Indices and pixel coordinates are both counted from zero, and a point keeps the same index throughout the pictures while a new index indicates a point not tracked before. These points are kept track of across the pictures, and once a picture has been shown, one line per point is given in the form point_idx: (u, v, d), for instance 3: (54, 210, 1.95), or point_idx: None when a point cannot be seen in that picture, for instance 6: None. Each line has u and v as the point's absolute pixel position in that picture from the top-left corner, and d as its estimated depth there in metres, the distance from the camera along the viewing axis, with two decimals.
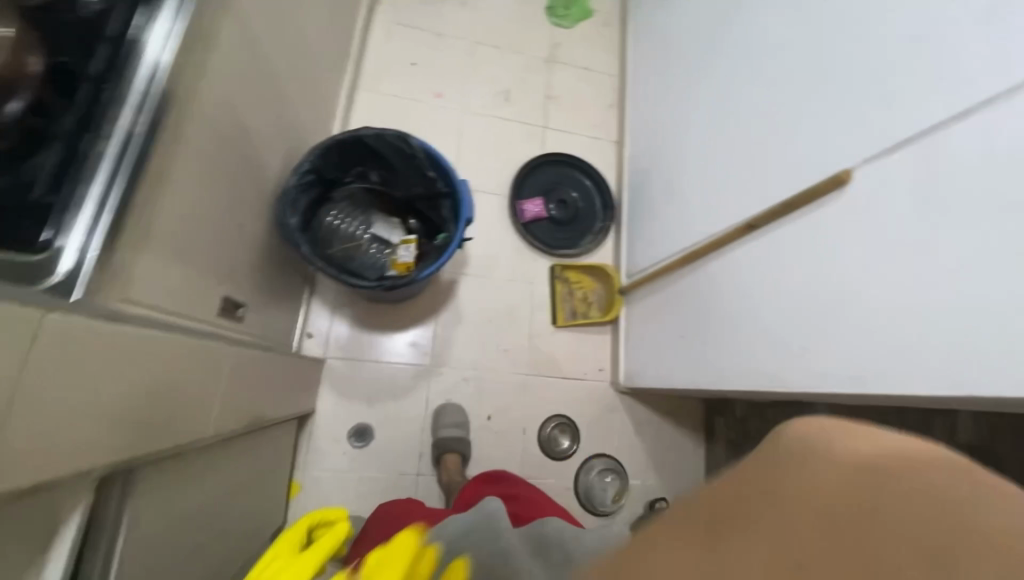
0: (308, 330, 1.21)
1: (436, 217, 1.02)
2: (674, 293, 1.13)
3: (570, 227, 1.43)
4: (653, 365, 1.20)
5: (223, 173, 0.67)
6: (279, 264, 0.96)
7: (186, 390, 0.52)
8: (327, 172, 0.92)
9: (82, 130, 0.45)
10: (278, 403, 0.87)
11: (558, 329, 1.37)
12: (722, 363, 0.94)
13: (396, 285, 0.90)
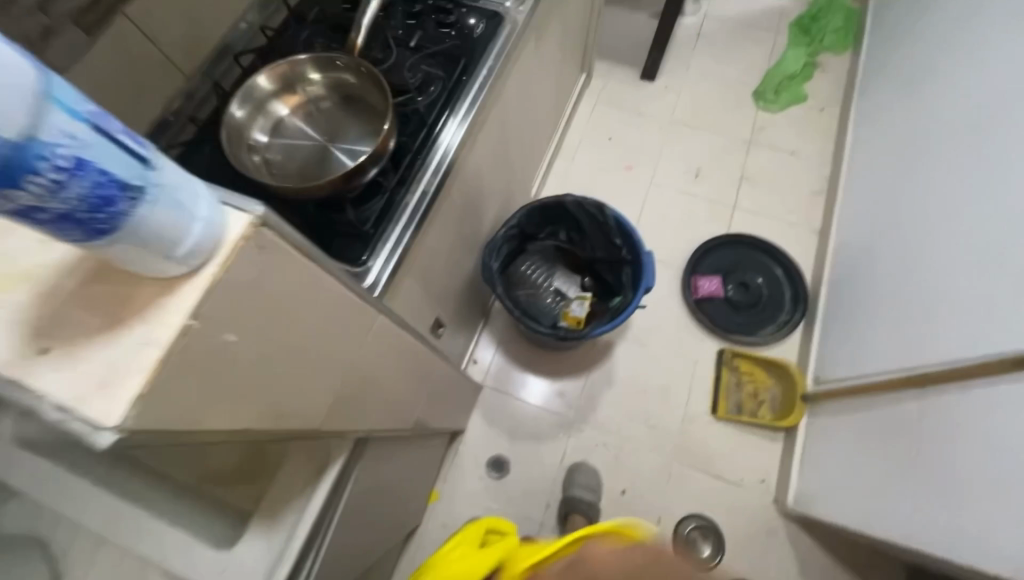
0: (474, 357, 1.35)
1: (614, 281, 1.07)
2: (880, 415, 0.92)
3: (748, 312, 1.32)
4: (837, 494, 0.98)
5: (460, 222, 0.84)
6: (472, 297, 1.11)
7: (409, 388, 0.65)
8: (528, 228, 1.06)
9: (401, 190, 0.63)
10: (446, 417, 0.99)
11: (717, 419, 1.25)
12: (944, 524, 0.72)
13: (568, 337, 0.96)
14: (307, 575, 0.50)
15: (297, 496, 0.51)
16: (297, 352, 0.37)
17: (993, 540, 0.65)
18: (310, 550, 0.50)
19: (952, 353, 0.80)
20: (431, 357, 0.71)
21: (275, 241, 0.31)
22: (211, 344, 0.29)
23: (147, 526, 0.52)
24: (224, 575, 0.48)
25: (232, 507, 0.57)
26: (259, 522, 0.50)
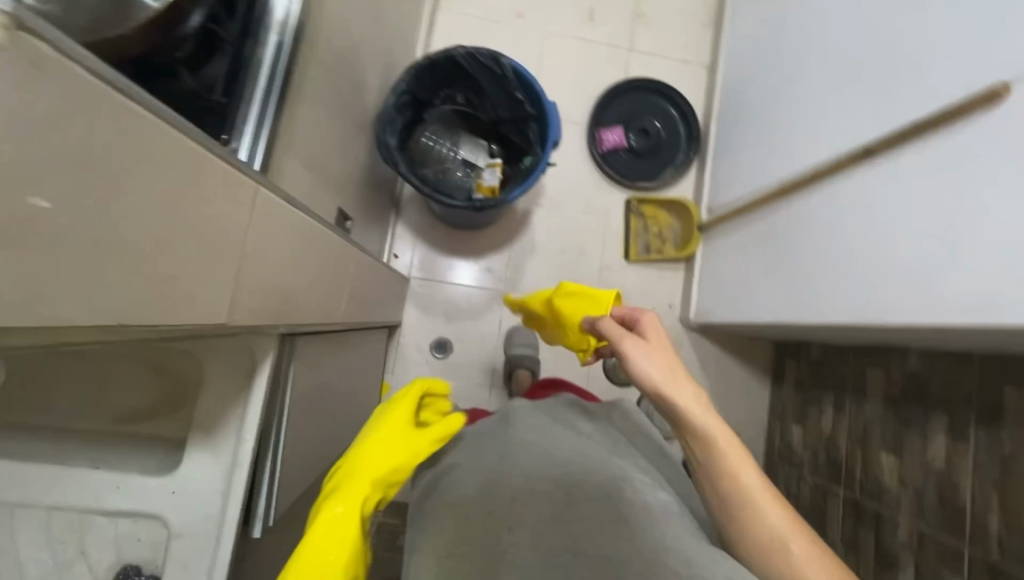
0: (394, 251, 1.30)
1: (522, 142, 1.02)
2: (761, 228, 1.07)
3: (651, 159, 1.37)
4: (728, 300, 1.17)
5: (337, 88, 0.71)
6: (376, 185, 1.02)
7: (330, 280, 0.60)
8: (421, 93, 0.94)
9: (246, 41, 0.49)
10: (379, 311, 0.97)
11: (631, 263, 1.38)
12: (801, 302, 0.90)
13: (485, 207, 0.93)
14: (270, 467, 0.53)
15: (231, 407, 0.47)
16: (168, 230, 0.30)
17: (833, 302, 0.82)
18: (267, 451, 0.53)
19: (816, 159, 0.91)
20: (344, 245, 0.65)
21: (49, 55, 0.21)
22: (16, 214, 0.21)
23: (72, 477, 0.47)
24: (177, 497, 0.46)
25: (159, 438, 0.52)
26: (199, 442, 0.47)
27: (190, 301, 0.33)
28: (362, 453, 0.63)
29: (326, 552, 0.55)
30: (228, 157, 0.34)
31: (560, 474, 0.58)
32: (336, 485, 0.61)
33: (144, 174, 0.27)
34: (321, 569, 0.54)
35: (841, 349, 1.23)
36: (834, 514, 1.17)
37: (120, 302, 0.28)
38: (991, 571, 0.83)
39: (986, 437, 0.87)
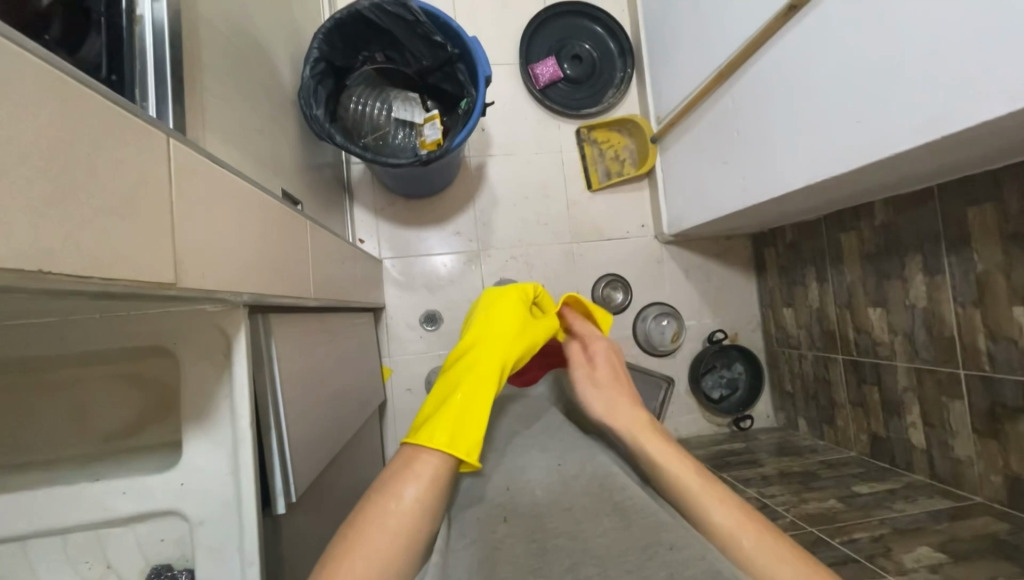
0: (359, 236, 1.27)
1: (454, 88, 1.00)
2: (710, 120, 1.06)
3: (589, 84, 1.36)
4: (697, 203, 1.18)
5: (243, 62, 0.68)
6: (318, 167, 0.99)
7: (288, 253, 0.58)
8: (336, 59, 0.91)
9: (119, 10, 0.45)
10: (356, 292, 0.96)
11: (595, 192, 1.37)
12: (765, 179, 0.91)
13: (431, 159, 0.91)
14: (278, 442, 0.53)
15: (215, 389, 0.46)
16: (80, 177, 0.27)
17: (796, 167, 0.82)
18: (270, 429, 0.53)
19: (743, 32, 0.89)
20: (295, 217, 0.63)
21: None
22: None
23: (73, 495, 0.46)
24: (187, 488, 0.46)
25: (153, 445, 0.51)
26: (193, 429, 0.46)
27: (149, 257, 0.31)
28: (482, 340, 0.69)
29: (461, 415, 0.57)
30: (127, 105, 0.31)
31: (560, 472, 0.54)
32: (458, 372, 0.65)
33: (34, 114, 0.24)
34: (455, 432, 0.55)
35: (813, 225, 1.24)
36: (838, 379, 1.22)
37: (77, 255, 0.26)
38: (986, 385, 0.87)
39: (958, 262, 0.90)
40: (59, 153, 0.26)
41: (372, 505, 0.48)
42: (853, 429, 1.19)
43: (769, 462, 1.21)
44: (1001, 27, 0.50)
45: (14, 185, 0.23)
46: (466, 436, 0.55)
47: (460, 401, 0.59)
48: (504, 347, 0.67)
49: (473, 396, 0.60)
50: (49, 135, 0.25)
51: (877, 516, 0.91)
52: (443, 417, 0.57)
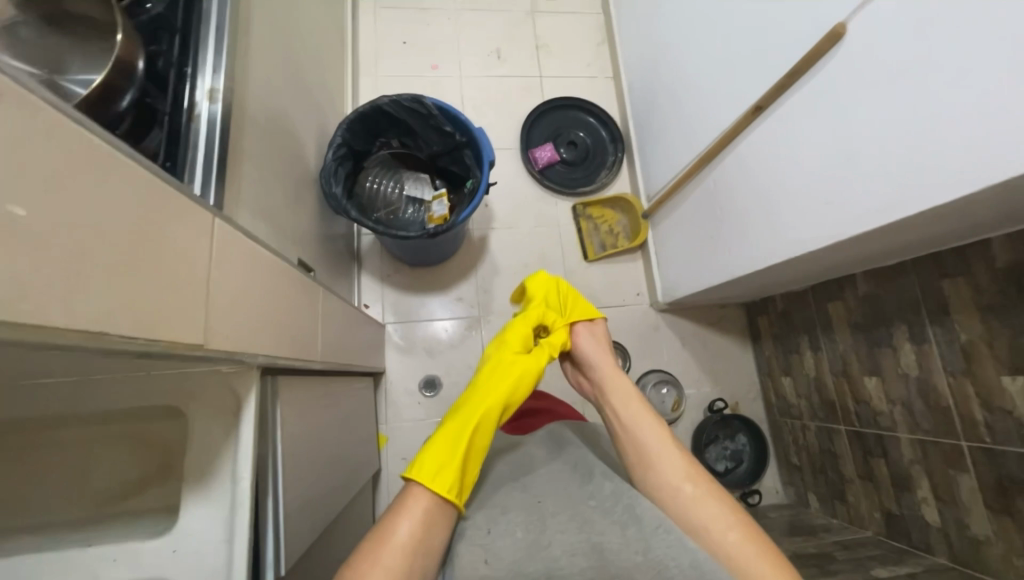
0: (364, 302, 1.32)
1: (460, 169, 1.10)
2: (695, 198, 1.15)
3: (583, 166, 1.49)
4: (688, 274, 1.24)
5: (275, 149, 0.77)
6: (331, 237, 1.06)
7: (301, 316, 0.62)
8: (356, 144, 1.02)
9: (182, 110, 0.53)
10: (359, 356, 0.98)
11: (591, 262, 1.45)
12: (749, 252, 0.97)
13: (437, 232, 0.98)
14: (272, 508, 0.53)
15: (219, 452, 0.47)
16: (139, 250, 0.32)
17: (777, 242, 0.88)
18: (267, 493, 0.53)
19: (718, 127, 1.00)
20: (309, 285, 0.67)
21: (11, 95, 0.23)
22: None
23: (62, 562, 0.45)
24: (178, 554, 0.45)
25: (148, 509, 0.50)
26: (193, 491, 0.46)
27: (189, 320, 0.35)
28: (482, 380, 0.73)
29: (454, 449, 0.61)
30: (183, 187, 0.37)
31: (540, 507, 0.59)
32: (456, 410, 0.69)
33: (109, 198, 0.29)
34: (441, 470, 0.58)
35: (801, 296, 1.29)
36: (842, 450, 1.20)
37: (132, 316, 0.30)
38: (989, 457, 0.86)
39: (942, 332, 0.93)
40: (127, 231, 0.31)
41: (372, 541, 0.52)
42: (866, 506, 1.14)
43: (781, 542, 1.13)
44: (940, 126, 0.58)
45: (92, 258, 0.28)
46: (446, 473, 0.58)
47: (453, 438, 0.63)
48: (507, 383, 0.71)
49: (465, 430, 0.64)
50: (120, 216, 0.30)
51: None
52: (433, 456, 0.60)
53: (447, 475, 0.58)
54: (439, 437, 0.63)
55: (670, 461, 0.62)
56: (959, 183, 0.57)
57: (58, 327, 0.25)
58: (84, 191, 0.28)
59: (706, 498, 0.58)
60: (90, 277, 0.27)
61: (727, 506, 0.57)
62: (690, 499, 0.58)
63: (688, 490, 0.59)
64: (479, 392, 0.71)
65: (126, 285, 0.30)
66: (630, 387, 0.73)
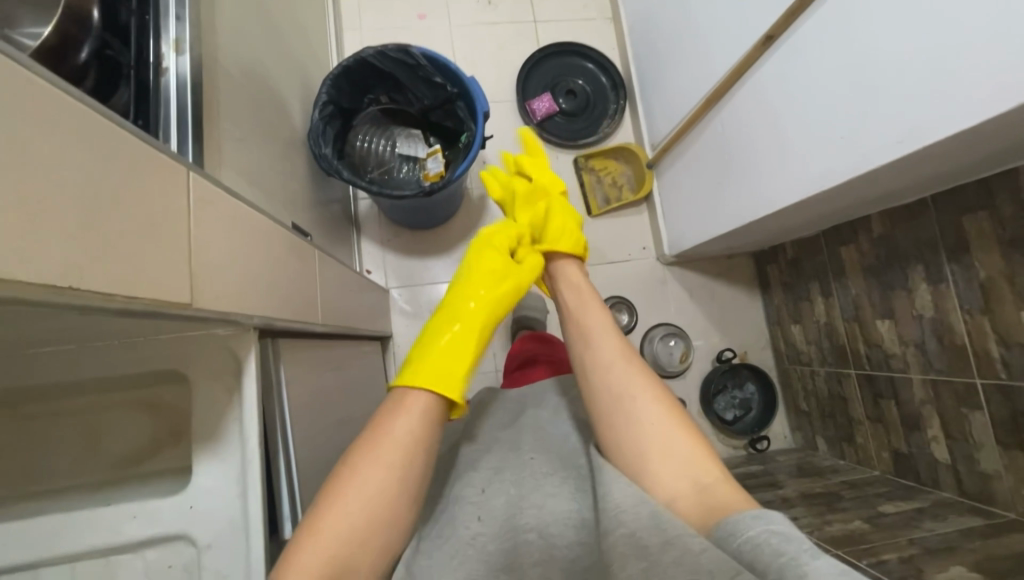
0: (365, 268, 1.31)
1: (454, 124, 1.06)
2: (701, 142, 1.10)
3: (584, 116, 1.42)
4: (695, 223, 1.21)
5: (254, 110, 0.73)
6: (325, 202, 1.04)
7: (297, 278, 0.61)
8: (343, 101, 0.98)
9: (148, 66, 0.50)
10: (361, 321, 0.98)
11: (595, 217, 1.44)
12: (759, 196, 0.93)
13: (433, 190, 0.96)
14: (286, 460, 0.55)
15: (225, 411, 0.47)
16: (105, 210, 0.31)
17: (788, 183, 0.84)
18: (278, 448, 0.54)
19: (725, 63, 0.94)
20: (305, 247, 0.66)
21: None
22: None
23: (92, 518, 0.47)
24: (196, 510, 0.47)
25: (165, 468, 0.51)
26: (204, 449, 0.47)
27: (169, 280, 0.35)
28: (462, 290, 0.73)
29: (456, 359, 0.64)
30: (153, 141, 0.36)
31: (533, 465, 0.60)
32: (440, 323, 0.70)
33: (65, 155, 0.28)
34: (442, 374, 0.61)
35: (813, 241, 1.26)
36: (852, 394, 1.20)
37: (103, 275, 0.30)
38: (1003, 394, 0.85)
39: (960, 270, 0.90)
40: (90, 190, 0.30)
41: (370, 438, 0.54)
42: (875, 447, 1.15)
43: (788, 484, 1.14)
44: (965, 43, 0.54)
45: (54, 215, 0.27)
46: (448, 377, 0.61)
47: (447, 346, 0.65)
48: (501, 283, 0.74)
49: (462, 337, 0.67)
50: (81, 173, 0.29)
51: (906, 537, 0.82)
52: (433, 362, 0.62)
53: (450, 383, 0.61)
54: (424, 347, 0.65)
55: (637, 381, 0.61)
56: (984, 106, 0.53)
57: (22, 283, 0.25)
58: (36, 146, 0.26)
59: (666, 413, 0.58)
60: (53, 235, 0.27)
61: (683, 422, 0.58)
62: (648, 414, 0.57)
63: (653, 410, 0.58)
64: (473, 302, 0.71)
65: (95, 243, 0.29)
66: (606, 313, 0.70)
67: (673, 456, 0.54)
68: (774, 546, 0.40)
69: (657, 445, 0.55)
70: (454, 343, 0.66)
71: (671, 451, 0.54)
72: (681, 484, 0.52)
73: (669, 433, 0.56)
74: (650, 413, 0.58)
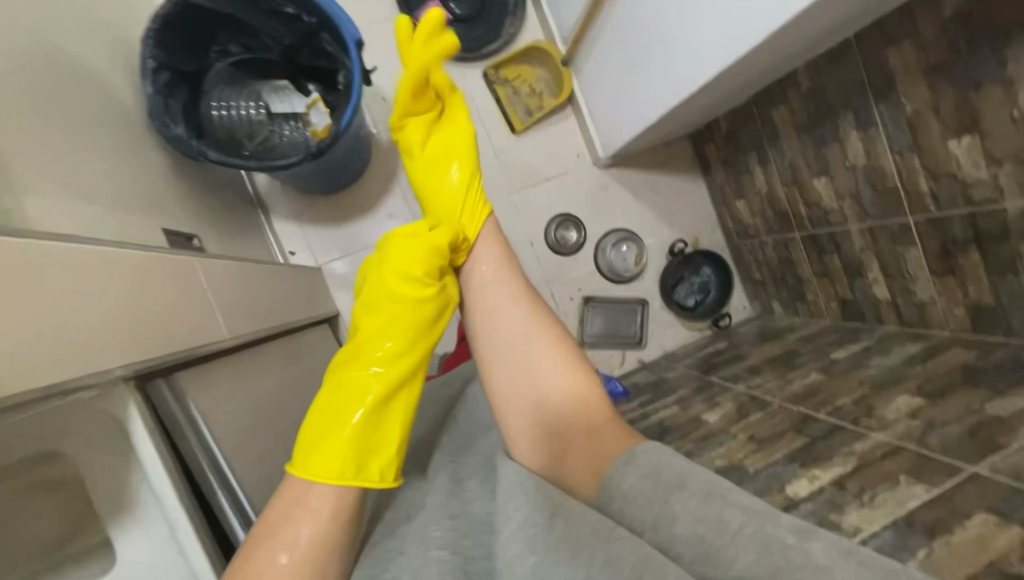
0: (288, 250, 1.20)
1: (328, 63, 0.91)
2: (612, 24, 0.98)
3: (482, 20, 1.24)
4: (623, 117, 1.12)
5: (29, 102, 0.57)
6: (204, 191, 0.89)
7: None
8: (178, 62, 0.82)
9: None
10: (291, 312, 0.89)
11: (520, 134, 1.33)
12: (682, 73, 0.84)
13: (321, 149, 0.84)
14: (220, 490, 0.57)
15: (127, 474, 0.49)
16: None
17: (710, 52, 0.76)
18: (209, 480, 0.57)
19: None
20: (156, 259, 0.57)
21: None
22: None
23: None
24: (136, 565, 0.50)
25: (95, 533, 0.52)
26: (116, 520, 0.49)
27: None
28: (370, 339, 0.65)
29: (376, 439, 0.61)
30: None
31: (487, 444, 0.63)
32: (342, 381, 0.63)
33: None
34: (363, 456, 0.59)
35: (744, 111, 1.21)
36: (799, 255, 1.23)
37: None
38: (934, 226, 0.88)
39: (888, 109, 0.87)
40: None
41: (257, 555, 0.51)
42: (824, 299, 1.20)
43: (752, 353, 1.20)
44: None
45: None
46: (371, 464, 0.60)
47: (365, 425, 0.61)
48: (411, 328, 0.66)
49: (382, 410, 0.63)
50: None
51: (857, 377, 0.87)
52: (338, 442, 0.59)
53: (374, 470, 0.60)
54: (338, 416, 0.61)
55: (541, 353, 0.66)
56: None
57: None
58: None
59: (567, 381, 0.65)
60: None
61: (582, 383, 0.65)
62: (548, 385, 0.64)
63: (554, 381, 0.65)
64: (387, 358, 0.64)
65: None
66: (508, 282, 0.71)
67: (574, 420, 0.62)
68: (645, 490, 0.49)
69: (557, 414, 0.63)
70: (367, 420, 0.61)
71: (574, 418, 0.62)
72: (578, 444, 0.60)
73: (571, 399, 0.63)
74: (550, 386, 0.64)
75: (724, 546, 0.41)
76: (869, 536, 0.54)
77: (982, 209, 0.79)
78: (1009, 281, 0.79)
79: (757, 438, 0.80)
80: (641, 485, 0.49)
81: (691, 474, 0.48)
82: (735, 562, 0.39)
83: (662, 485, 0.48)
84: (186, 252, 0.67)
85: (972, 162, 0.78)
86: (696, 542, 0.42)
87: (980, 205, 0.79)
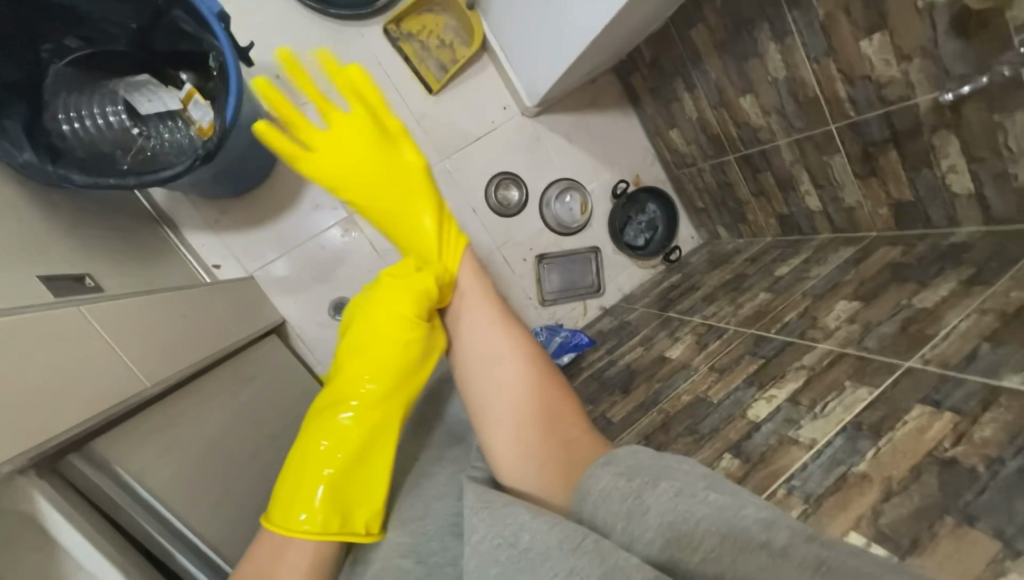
0: (212, 263, 1.08)
1: (193, 46, 0.81)
2: None
3: None
4: (540, 59, 1.05)
5: None
6: (83, 220, 0.78)
7: None
8: (3, 73, 0.67)
9: None
10: (226, 333, 0.82)
11: (439, 93, 1.24)
12: (592, 4, 0.79)
13: (210, 148, 0.74)
14: (185, 547, 0.58)
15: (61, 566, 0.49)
16: None
17: None
18: (169, 541, 0.57)
19: None
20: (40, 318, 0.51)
21: None
22: None
23: None
24: None
25: None
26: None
27: None
28: (348, 384, 0.66)
29: (354, 494, 0.60)
30: None
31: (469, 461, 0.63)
32: (319, 436, 0.62)
33: None
34: (343, 511, 0.58)
35: (664, 36, 1.18)
36: (735, 177, 1.24)
37: None
38: (855, 131, 0.89)
39: (801, 16, 0.86)
40: None
41: None
42: (763, 218, 1.23)
43: (704, 282, 1.23)
44: None
45: None
46: (355, 516, 0.58)
47: (341, 480, 0.59)
48: (391, 371, 0.66)
49: (362, 460, 0.62)
50: None
51: (800, 291, 0.91)
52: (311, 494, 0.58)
53: (358, 520, 0.58)
54: (308, 478, 0.59)
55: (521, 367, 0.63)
56: None
57: None
58: None
59: (548, 395, 0.61)
60: None
61: (565, 397, 0.62)
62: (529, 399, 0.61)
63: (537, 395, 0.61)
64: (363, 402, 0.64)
65: None
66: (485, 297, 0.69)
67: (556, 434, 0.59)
68: (620, 490, 0.46)
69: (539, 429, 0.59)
70: (340, 478, 0.59)
71: (556, 434, 0.58)
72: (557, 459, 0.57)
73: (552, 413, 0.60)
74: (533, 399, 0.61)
75: (691, 531, 0.40)
76: (823, 445, 0.58)
77: (896, 108, 0.80)
78: (925, 175, 0.82)
79: (717, 367, 0.83)
80: (616, 482, 0.48)
81: (666, 469, 0.46)
82: (703, 541, 0.39)
83: (638, 481, 0.46)
84: (75, 298, 0.59)
85: (884, 60, 0.78)
86: (667, 529, 0.41)
87: (895, 103, 0.80)
